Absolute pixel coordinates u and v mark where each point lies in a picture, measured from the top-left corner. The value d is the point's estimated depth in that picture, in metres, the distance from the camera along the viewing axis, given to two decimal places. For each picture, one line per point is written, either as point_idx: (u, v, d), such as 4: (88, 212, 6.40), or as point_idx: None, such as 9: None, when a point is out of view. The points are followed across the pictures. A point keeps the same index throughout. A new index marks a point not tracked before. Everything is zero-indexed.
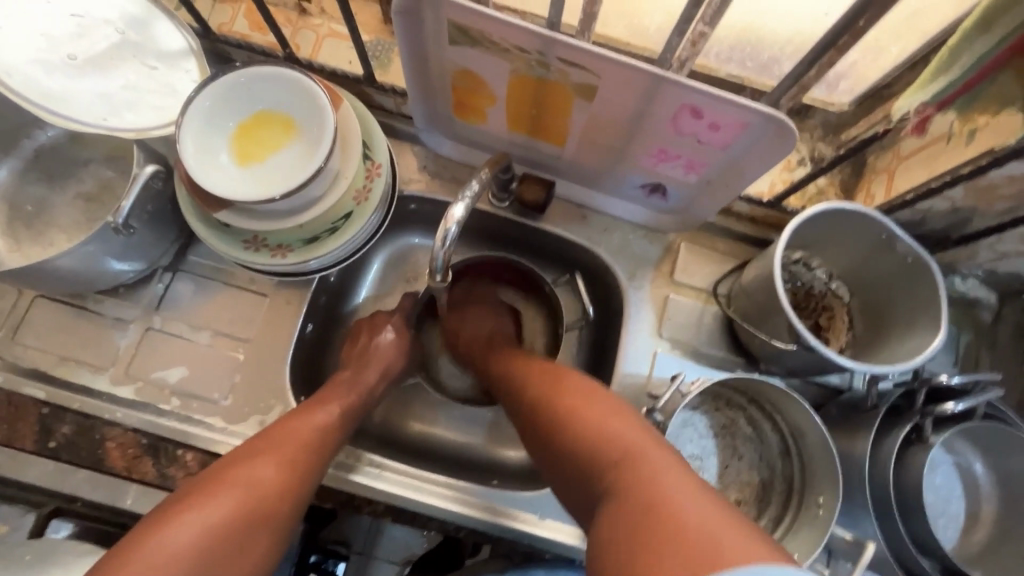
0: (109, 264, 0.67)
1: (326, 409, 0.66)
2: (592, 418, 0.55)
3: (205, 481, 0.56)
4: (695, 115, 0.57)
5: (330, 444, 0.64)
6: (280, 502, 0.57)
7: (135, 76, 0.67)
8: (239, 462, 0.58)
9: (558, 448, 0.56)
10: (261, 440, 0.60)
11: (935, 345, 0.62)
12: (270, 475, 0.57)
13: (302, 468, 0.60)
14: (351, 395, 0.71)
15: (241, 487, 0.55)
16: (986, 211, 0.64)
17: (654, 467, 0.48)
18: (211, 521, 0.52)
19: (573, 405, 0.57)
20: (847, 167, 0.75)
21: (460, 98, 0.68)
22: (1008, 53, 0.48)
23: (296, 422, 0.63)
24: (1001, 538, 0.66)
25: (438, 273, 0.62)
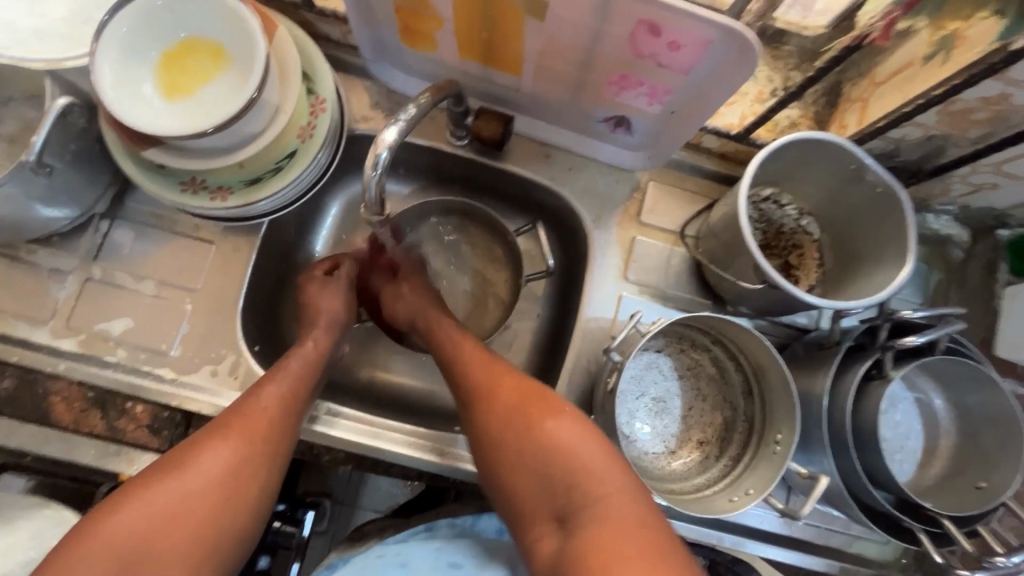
0: (35, 208, 0.63)
1: (282, 381, 0.61)
2: (563, 460, 0.53)
3: (163, 466, 0.52)
4: (654, 32, 0.52)
5: (292, 415, 0.60)
6: (245, 485, 0.54)
7: (42, 0, 0.61)
8: (194, 452, 0.54)
9: (518, 483, 0.55)
10: (219, 424, 0.56)
11: (901, 279, 0.61)
12: (226, 458, 0.54)
13: (261, 450, 0.56)
14: (310, 369, 0.65)
15: (201, 471, 0.53)
16: (959, 139, 0.61)
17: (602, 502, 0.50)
18: (176, 505, 0.50)
19: (526, 425, 0.55)
20: (821, 98, 0.72)
21: (404, 22, 0.63)
22: None
23: (253, 401, 0.59)
24: (957, 469, 0.66)
25: (373, 207, 0.58)
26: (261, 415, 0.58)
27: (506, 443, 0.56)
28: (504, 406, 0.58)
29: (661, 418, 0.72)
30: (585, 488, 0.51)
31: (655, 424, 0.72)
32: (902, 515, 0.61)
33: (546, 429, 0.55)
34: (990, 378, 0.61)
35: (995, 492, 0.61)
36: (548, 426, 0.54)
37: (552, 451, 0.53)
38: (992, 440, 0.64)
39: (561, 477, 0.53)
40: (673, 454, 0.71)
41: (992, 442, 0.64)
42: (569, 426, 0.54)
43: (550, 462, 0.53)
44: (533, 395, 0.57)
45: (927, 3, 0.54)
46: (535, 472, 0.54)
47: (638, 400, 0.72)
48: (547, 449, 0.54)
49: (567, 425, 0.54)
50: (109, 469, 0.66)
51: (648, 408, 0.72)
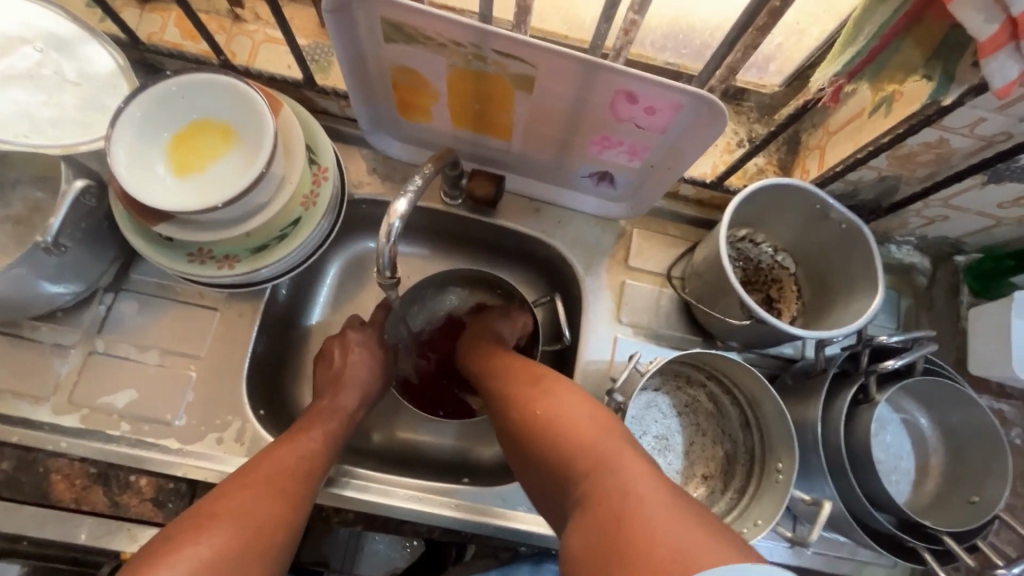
0: (44, 285, 0.65)
1: (308, 436, 0.65)
2: (564, 425, 0.54)
3: (198, 517, 0.52)
4: (631, 100, 0.58)
5: (319, 475, 0.63)
6: (273, 533, 0.54)
7: (57, 91, 0.65)
8: (229, 500, 0.55)
9: (533, 458, 0.55)
10: (248, 478, 0.57)
11: (875, 306, 0.66)
12: (254, 507, 0.55)
13: (285, 497, 0.57)
14: (333, 422, 0.69)
15: (231, 520, 0.52)
16: (910, 178, 0.67)
17: (624, 473, 0.48)
18: (207, 557, 0.49)
19: (537, 403, 0.58)
20: (783, 146, 0.79)
21: (402, 97, 0.68)
22: (904, 21, 0.50)
23: (281, 454, 0.61)
24: (949, 486, 0.69)
25: (386, 271, 0.60)
26: (285, 468, 0.60)
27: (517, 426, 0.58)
28: (521, 387, 0.62)
29: (664, 456, 0.74)
30: (595, 446, 0.51)
31: (660, 461, 0.74)
32: (904, 536, 0.63)
33: (554, 405, 0.56)
34: (967, 394, 0.65)
35: (987, 505, 0.63)
36: (546, 400, 0.57)
37: (558, 421, 0.55)
38: (978, 454, 0.67)
39: (563, 447, 0.53)
40: None
41: (978, 457, 0.67)
42: (580, 399, 0.57)
43: (556, 439, 0.53)
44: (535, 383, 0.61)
45: (866, 70, 0.58)
46: (554, 450, 0.53)
47: (641, 439, 0.74)
48: (549, 420, 0.55)
49: (568, 401, 0.56)
50: (112, 547, 0.64)
51: (651, 446, 0.74)
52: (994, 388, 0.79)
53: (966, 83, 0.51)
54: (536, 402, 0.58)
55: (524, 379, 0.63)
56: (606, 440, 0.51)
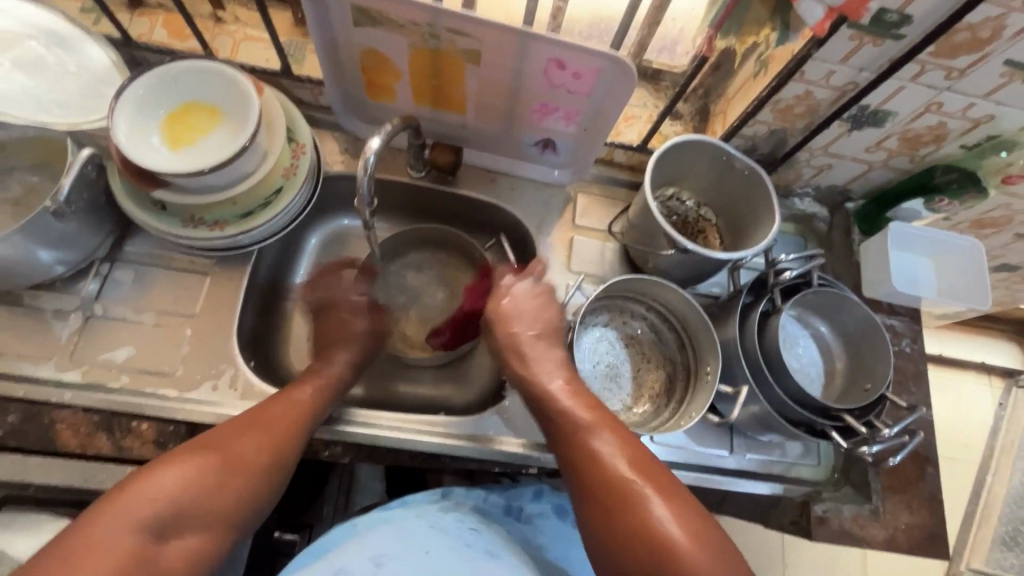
0: (48, 249, 0.71)
1: (301, 389, 0.72)
2: (648, 495, 0.60)
3: (206, 438, 0.63)
4: (561, 67, 0.71)
5: (312, 418, 0.71)
6: (261, 460, 0.64)
7: (59, 79, 0.73)
8: (218, 437, 0.64)
9: (608, 507, 0.61)
10: (249, 418, 0.67)
11: (773, 232, 0.80)
12: (250, 448, 0.64)
13: (279, 437, 0.67)
14: (333, 380, 0.76)
15: (225, 449, 0.63)
16: (793, 129, 0.83)
17: (691, 557, 0.56)
18: (202, 471, 0.60)
19: (619, 462, 0.63)
20: (696, 116, 0.94)
21: (370, 79, 0.80)
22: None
23: (277, 403, 0.69)
24: (852, 383, 0.82)
25: (365, 202, 0.70)
26: (282, 412, 0.69)
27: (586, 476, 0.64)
28: (602, 436, 0.66)
29: (615, 380, 0.85)
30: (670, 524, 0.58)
31: (611, 385, 0.85)
32: (815, 418, 0.75)
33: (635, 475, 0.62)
34: (853, 300, 0.79)
35: (876, 388, 0.77)
36: (614, 463, 0.63)
37: (641, 488, 0.61)
38: (870, 352, 0.80)
39: (641, 516, 0.59)
40: (630, 408, 0.83)
41: (871, 354, 0.81)
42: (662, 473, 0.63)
43: (636, 508, 0.60)
44: (620, 438, 0.66)
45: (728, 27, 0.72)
46: (629, 514, 0.60)
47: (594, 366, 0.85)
48: (634, 484, 0.61)
49: (652, 471, 0.63)
50: None
51: (602, 372, 0.85)
52: (887, 308, 0.94)
53: (798, 29, 0.66)
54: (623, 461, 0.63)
55: (606, 429, 0.67)
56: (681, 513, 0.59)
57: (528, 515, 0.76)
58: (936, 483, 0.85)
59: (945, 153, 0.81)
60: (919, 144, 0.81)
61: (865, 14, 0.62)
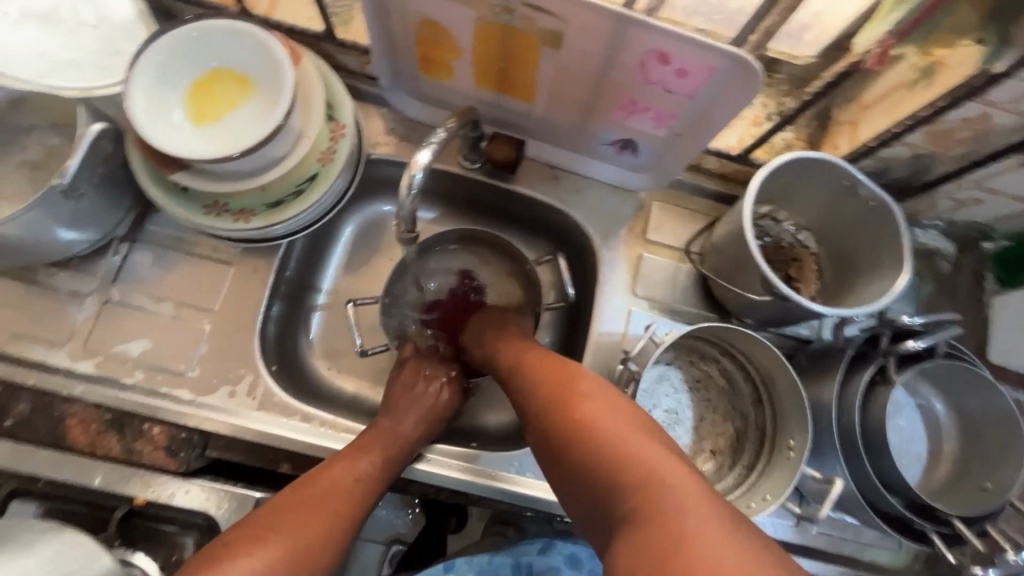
0: (60, 231, 0.64)
1: (365, 457, 0.64)
2: (596, 418, 0.52)
3: (258, 522, 0.55)
4: (662, 60, 0.56)
5: (372, 496, 0.62)
6: (325, 551, 0.56)
7: (74, 33, 0.64)
8: (275, 520, 0.55)
9: (560, 446, 0.53)
10: (307, 491, 0.58)
11: (900, 286, 0.64)
12: (309, 532, 0.55)
13: (339, 520, 0.58)
14: (396, 445, 0.67)
15: (287, 534, 0.54)
16: (944, 156, 0.65)
17: (663, 481, 0.46)
18: (263, 567, 0.51)
19: (567, 394, 0.56)
20: (813, 121, 0.76)
21: (424, 52, 0.66)
22: None
23: (337, 471, 0.61)
24: (961, 471, 0.69)
25: (405, 226, 0.59)
26: (341, 489, 0.60)
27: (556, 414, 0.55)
28: (553, 375, 0.59)
29: (674, 430, 0.74)
30: (626, 453, 0.48)
31: (668, 436, 0.73)
32: (914, 518, 0.63)
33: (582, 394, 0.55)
34: (987, 380, 0.64)
35: (998, 493, 0.63)
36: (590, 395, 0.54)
37: (587, 411, 0.53)
38: (993, 441, 0.66)
39: (594, 444, 0.50)
40: (688, 464, 0.73)
41: (993, 444, 0.66)
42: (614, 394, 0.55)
43: (591, 436, 0.51)
44: (566, 369, 0.60)
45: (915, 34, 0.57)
46: (588, 448, 0.51)
47: (651, 412, 0.74)
48: (580, 411, 0.53)
49: (602, 395, 0.54)
50: (125, 492, 0.65)
51: (660, 420, 0.74)
52: (1013, 377, 0.78)
53: (1020, 48, 0.50)
54: (568, 391, 0.56)
55: (556, 371, 0.60)
56: (637, 435, 0.50)
57: (539, 570, 0.72)
58: None
59: None
60: None
61: None
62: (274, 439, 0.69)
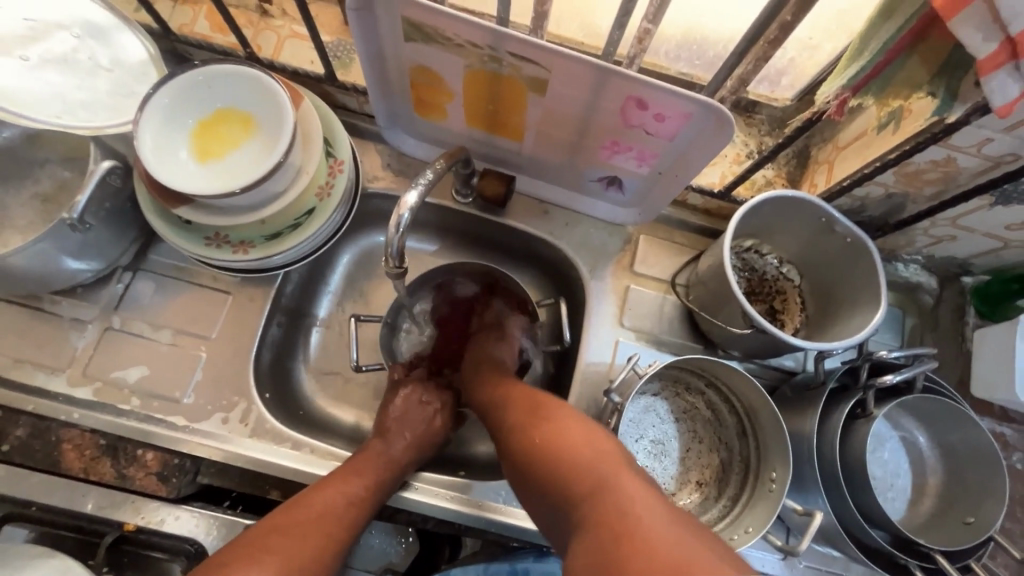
0: (66, 261, 0.67)
1: (350, 480, 0.65)
2: (566, 441, 0.54)
3: (250, 543, 0.55)
4: (641, 106, 0.59)
5: (360, 516, 0.63)
6: (316, 570, 0.56)
7: (89, 75, 0.67)
8: (267, 541, 0.56)
9: (530, 473, 0.56)
10: (297, 514, 0.59)
11: (878, 320, 0.66)
12: (303, 551, 0.56)
13: (330, 543, 0.59)
14: (384, 472, 0.68)
15: (281, 554, 0.55)
16: (917, 196, 0.68)
17: (624, 495, 0.47)
18: None
19: (541, 424, 0.58)
20: (793, 160, 0.79)
21: (418, 94, 0.70)
22: (908, 38, 0.49)
23: (327, 495, 0.62)
24: (946, 505, 0.69)
25: (394, 260, 0.61)
26: (331, 512, 0.61)
27: (524, 444, 0.58)
28: (523, 409, 0.62)
29: (660, 461, 0.75)
30: (592, 470, 0.50)
31: (654, 466, 0.74)
32: (898, 553, 0.63)
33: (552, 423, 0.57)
34: (966, 415, 0.65)
35: (981, 528, 0.63)
36: (562, 428, 0.56)
37: (557, 434, 0.56)
38: (975, 475, 0.67)
39: (563, 464, 0.52)
40: (674, 496, 0.73)
41: (975, 477, 0.67)
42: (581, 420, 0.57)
43: (557, 457, 0.53)
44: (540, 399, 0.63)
45: (871, 85, 0.55)
46: (554, 467, 0.53)
47: (638, 443, 0.75)
48: (547, 438, 0.56)
49: (572, 422, 0.57)
50: (115, 518, 0.66)
51: (647, 450, 0.75)
52: (997, 411, 0.79)
53: (970, 101, 0.51)
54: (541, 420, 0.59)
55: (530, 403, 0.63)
56: (600, 456, 0.51)
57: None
58: None
59: None
60: None
61: None
62: (265, 467, 0.70)
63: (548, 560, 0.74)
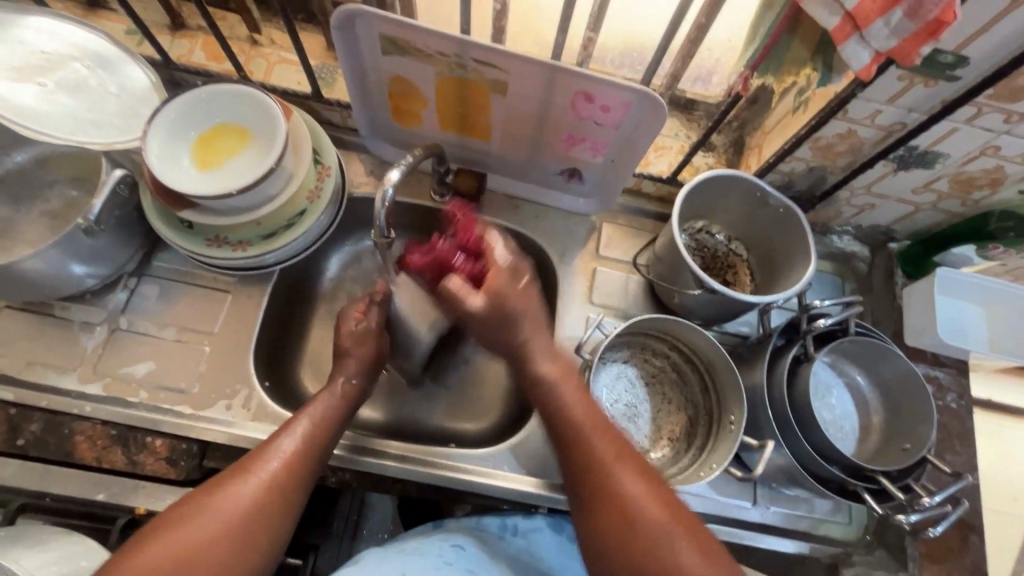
0: (79, 266, 0.73)
1: (301, 424, 0.65)
2: (607, 466, 0.58)
3: (196, 498, 0.56)
4: (588, 99, 0.69)
5: (312, 458, 0.64)
6: (256, 516, 0.57)
7: (100, 99, 0.75)
8: (207, 496, 0.57)
9: (578, 481, 0.59)
10: (241, 464, 0.60)
11: (809, 274, 0.75)
12: (242, 499, 0.57)
13: (275, 488, 0.59)
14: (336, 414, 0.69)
15: (222, 507, 0.56)
16: (834, 168, 0.79)
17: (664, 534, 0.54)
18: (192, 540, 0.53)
19: (580, 440, 0.60)
20: (730, 148, 0.90)
21: (396, 104, 0.79)
22: (786, 21, 0.58)
23: (273, 442, 0.63)
24: (889, 439, 0.77)
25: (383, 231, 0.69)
26: (276, 456, 0.61)
27: (571, 455, 0.60)
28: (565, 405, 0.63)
29: (634, 421, 0.82)
30: (631, 507, 0.56)
31: (628, 427, 0.81)
32: (849, 479, 0.70)
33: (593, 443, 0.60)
34: (893, 352, 0.74)
35: (917, 450, 0.72)
36: (591, 438, 0.60)
37: (598, 458, 0.59)
38: (910, 407, 0.75)
39: (608, 492, 0.57)
40: (648, 451, 0.80)
41: (909, 409, 0.76)
42: (614, 441, 0.60)
43: (599, 482, 0.58)
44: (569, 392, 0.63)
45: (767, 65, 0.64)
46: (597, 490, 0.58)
47: (613, 406, 0.81)
48: (590, 458, 0.59)
49: (608, 445, 0.60)
50: (126, 503, 0.70)
51: (621, 413, 0.81)
52: (930, 358, 0.88)
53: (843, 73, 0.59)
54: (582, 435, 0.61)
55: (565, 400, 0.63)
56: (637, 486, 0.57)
57: (523, 531, 0.76)
58: (981, 553, 0.79)
59: (1001, 198, 0.76)
60: (973, 188, 0.75)
61: (919, 58, 0.53)
62: None
63: (534, 517, 0.78)
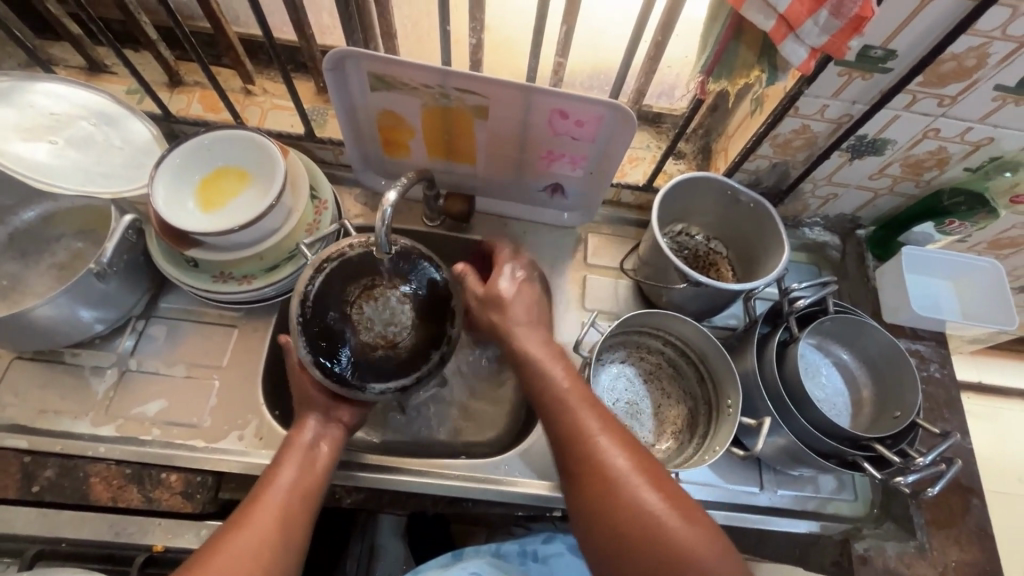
0: (91, 311, 0.76)
1: (289, 470, 0.66)
2: (607, 458, 0.61)
3: (202, 556, 0.57)
4: (563, 116, 0.75)
5: (308, 500, 0.65)
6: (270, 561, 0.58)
7: (105, 153, 0.80)
8: (217, 549, 0.57)
9: (574, 474, 0.62)
10: (242, 515, 0.61)
11: (785, 260, 0.80)
12: (251, 546, 0.58)
13: (284, 531, 0.61)
14: (312, 460, 0.68)
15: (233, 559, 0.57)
16: (794, 162, 0.85)
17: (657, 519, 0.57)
18: None
19: (578, 430, 0.63)
20: (699, 155, 0.97)
21: (385, 136, 0.85)
22: (729, 31, 0.65)
23: (267, 490, 0.64)
24: (880, 410, 0.80)
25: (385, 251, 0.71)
26: (276, 502, 0.63)
27: (566, 449, 0.63)
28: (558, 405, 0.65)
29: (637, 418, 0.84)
30: (623, 501, 0.58)
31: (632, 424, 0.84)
32: (846, 449, 0.73)
33: (594, 437, 0.62)
34: (871, 325, 0.78)
35: (906, 416, 0.75)
36: (590, 430, 0.63)
37: (598, 451, 0.61)
38: (895, 376, 0.79)
39: (606, 487, 0.59)
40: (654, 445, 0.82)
41: (894, 378, 0.80)
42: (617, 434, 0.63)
43: (598, 477, 0.60)
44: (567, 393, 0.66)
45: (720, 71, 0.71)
46: (592, 487, 0.60)
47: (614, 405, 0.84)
48: (591, 453, 0.61)
49: (609, 437, 0.62)
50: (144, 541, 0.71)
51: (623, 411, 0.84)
52: (909, 333, 0.93)
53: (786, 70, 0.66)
54: (582, 432, 0.63)
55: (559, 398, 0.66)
56: (635, 476, 0.60)
57: (542, 556, 0.79)
58: (984, 515, 0.82)
59: (950, 175, 0.83)
60: (922, 169, 0.82)
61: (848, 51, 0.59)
62: None
63: (554, 540, 0.81)
